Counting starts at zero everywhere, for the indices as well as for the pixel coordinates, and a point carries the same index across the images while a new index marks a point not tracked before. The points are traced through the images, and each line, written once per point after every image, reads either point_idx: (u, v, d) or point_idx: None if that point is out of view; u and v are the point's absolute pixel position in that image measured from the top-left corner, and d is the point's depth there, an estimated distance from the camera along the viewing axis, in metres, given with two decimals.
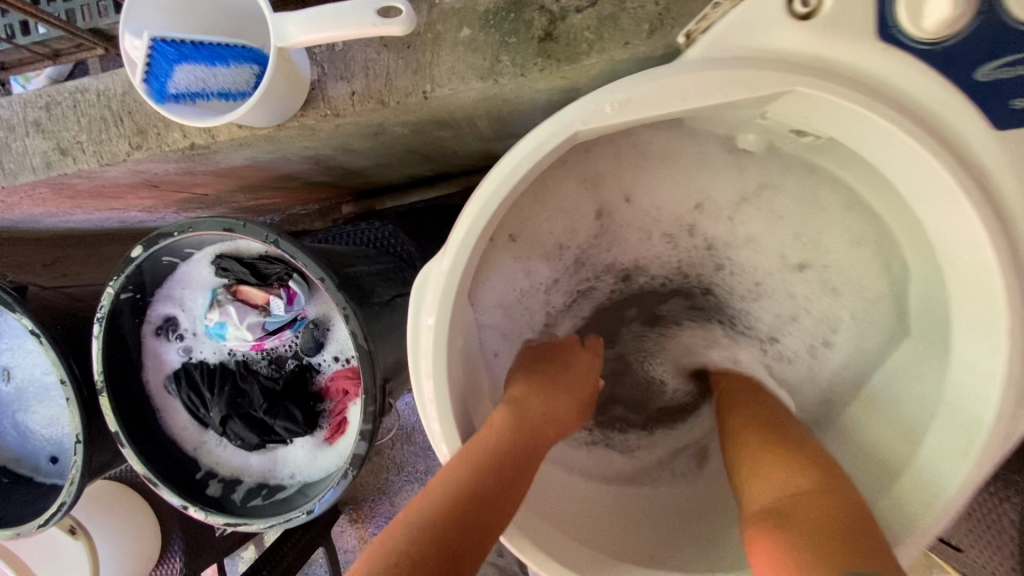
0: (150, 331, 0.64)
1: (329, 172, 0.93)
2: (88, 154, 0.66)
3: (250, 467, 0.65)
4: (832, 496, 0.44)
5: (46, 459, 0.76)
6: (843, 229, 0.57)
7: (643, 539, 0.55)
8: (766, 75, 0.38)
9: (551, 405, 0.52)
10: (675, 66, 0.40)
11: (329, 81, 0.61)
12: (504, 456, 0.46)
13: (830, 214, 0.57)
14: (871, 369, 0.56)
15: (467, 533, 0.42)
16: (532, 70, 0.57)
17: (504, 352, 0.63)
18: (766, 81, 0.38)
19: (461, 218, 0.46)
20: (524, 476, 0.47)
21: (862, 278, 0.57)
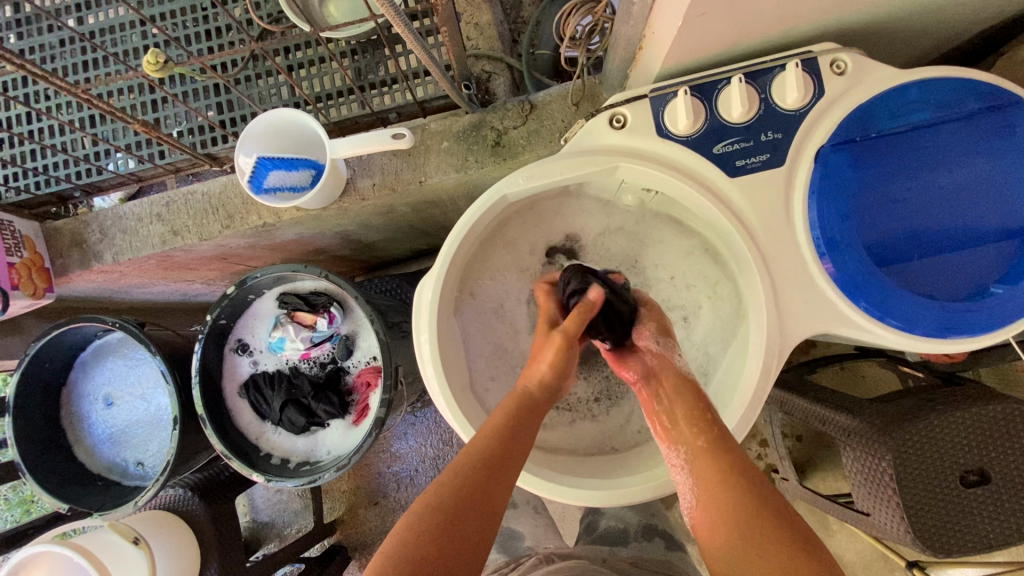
0: (228, 352, 0.90)
1: (350, 247, 1.24)
2: (192, 234, 0.97)
3: (297, 449, 0.89)
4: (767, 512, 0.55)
5: (133, 465, 1.00)
6: (693, 247, 0.88)
7: (593, 469, 0.83)
8: (604, 157, 0.71)
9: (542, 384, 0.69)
10: (558, 155, 0.72)
11: (359, 178, 0.93)
12: (497, 440, 0.64)
13: (684, 238, 0.89)
14: (728, 340, 0.84)
15: (480, 485, 0.60)
16: (488, 164, 0.91)
17: (485, 349, 0.88)
18: (602, 160, 0.71)
19: (444, 247, 0.77)
20: (514, 448, 0.64)
21: (708, 278, 0.87)
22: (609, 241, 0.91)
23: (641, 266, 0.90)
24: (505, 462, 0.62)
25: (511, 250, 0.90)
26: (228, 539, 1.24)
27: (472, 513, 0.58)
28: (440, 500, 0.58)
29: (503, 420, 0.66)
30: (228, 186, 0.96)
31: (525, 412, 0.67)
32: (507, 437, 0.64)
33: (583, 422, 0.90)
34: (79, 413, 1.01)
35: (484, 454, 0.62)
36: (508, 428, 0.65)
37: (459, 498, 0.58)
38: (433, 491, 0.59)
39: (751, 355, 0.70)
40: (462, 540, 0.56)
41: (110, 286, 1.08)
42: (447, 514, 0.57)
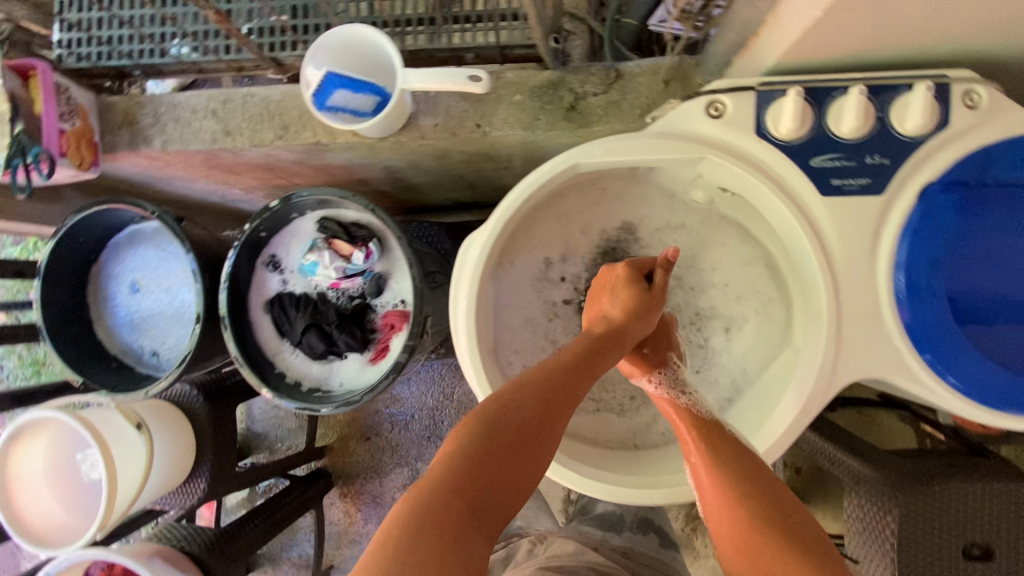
0: (259, 265, 0.89)
1: (393, 184, 1.22)
2: (243, 137, 0.94)
3: (310, 374, 0.88)
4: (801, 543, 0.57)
5: (148, 354, 1.00)
6: (749, 257, 0.85)
7: (605, 461, 0.81)
8: (693, 145, 0.66)
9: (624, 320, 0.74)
10: (643, 134, 0.67)
11: (422, 115, 0.90)
12: (571, 375, 0.66)
13: (742, 246, 0.85)
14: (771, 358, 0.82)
15: (549, 414, 0.62)
16: (560, 127, 0.87)
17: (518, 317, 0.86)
18: (690, 148, 0.66)
19: (499, 205, 0.73)
20: (584, 384, 0.67)
21: (757, 287, 0.84)
22: (665, 240, 0.88)
23: (697, 267, 0.87)
24: (571, 397, 0.65)
25: (560, 226, 0.87)
26: (224, 443, 1.28)
27: (539, 442, 0.61)
28: (512, 416, 0.60)
29: (578, 355, 0.69)
30: (289, 95, 0.93)
31: (599, 349, 0.71)
32: (580, 373, 0.67)
33: (607, 414, 0.89)
34: (106, 291, 1.01)
35: (557, 385, 0.65)
36: (582, 368, 0.68)
37: (528, 421, 0.61)
38: (500, 408, 0.61)
39: (796, 385, 0.66)
40: (524, 461, 0.58)
41: (153, 173, 1.07)
42: (520, 431, 0.59)
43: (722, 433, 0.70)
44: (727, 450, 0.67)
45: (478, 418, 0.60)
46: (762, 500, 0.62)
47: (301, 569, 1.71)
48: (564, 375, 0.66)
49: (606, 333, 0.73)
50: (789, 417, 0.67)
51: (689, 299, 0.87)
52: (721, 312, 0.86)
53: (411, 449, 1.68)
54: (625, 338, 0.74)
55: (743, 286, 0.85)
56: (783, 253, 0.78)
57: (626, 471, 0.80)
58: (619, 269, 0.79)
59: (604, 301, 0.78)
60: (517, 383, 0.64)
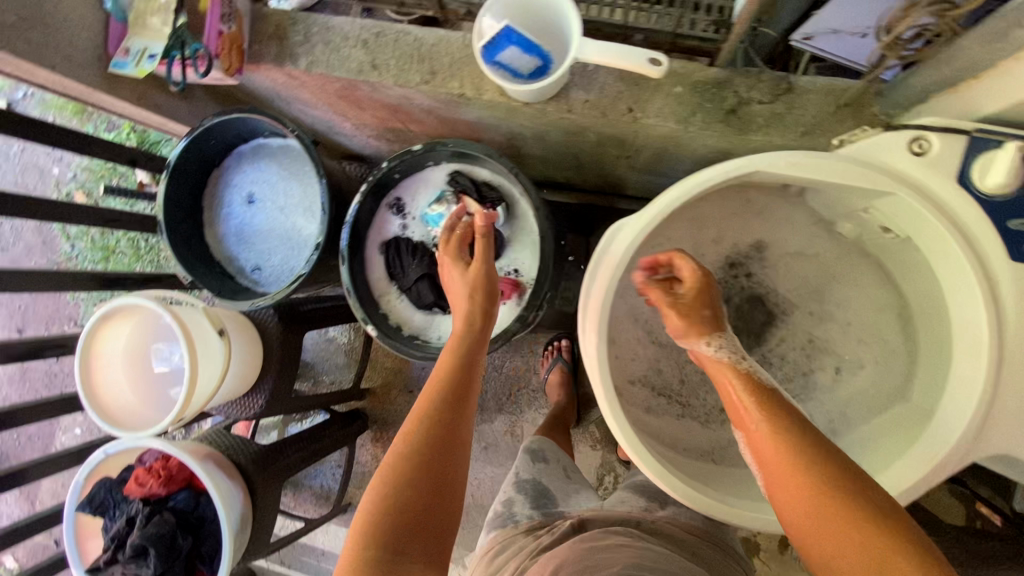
0: (382, 206, 0.89)
1: (505, 149, 1.20)
2: (388, 74, 0.93)
3: (411, 321, 0.88)
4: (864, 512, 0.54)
5: (250, 268, 1.01)
6: (881, 302, 0.83)
7: (689, 469, 0.80)
8: (885, 180, 0.64)
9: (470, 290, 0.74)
10: (832, 158, 0.66)
11: (574, 88, 0.88)
12: (459, 372, 0.68)
13: (878, 291, 0.83)
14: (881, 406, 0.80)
15: (453, 416, 0.64)
16: (715, 129, 0.84)
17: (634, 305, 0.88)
18: (881, 182, 0.65)
19: (666, 194, 0.72)
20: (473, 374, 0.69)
21: (884, 334, 0.82)
22: (791, 265, 0.87)
23: (819, 299, 0.86)
24: (468, 389, 0.67)
25: (692, 228, 0.88)
26: (287, 367, 1.30)
27: (448, 450, 0.61)
28: (424, 434, 0.61)
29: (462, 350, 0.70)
30: (443, 41, 0.92)
31: (476, 335, 0.71)
32: (467, 365, 0.69)
33: (691, 421, 0.89)
34: (221, 198, 1.02)
35: (450, 385, 0.66)
36: (467, 360, 0.69)
37: (437, 432, 0.62)
38: (403, 439, 0.61)
39: (931, 443, 0.65)
40: (447, 469, 0.60)
41: (282, 90, 1.07)
42: (431, 445, 0.61)
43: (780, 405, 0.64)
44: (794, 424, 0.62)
45: (394, 454, 0.60)
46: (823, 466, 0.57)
47: (320, 500, 1.77)
48: (443, 377, 0.67)
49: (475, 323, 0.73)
50: (909, 473, 0.66)
51: (806, 324, 0.86)
52: (837, 353, 0.85)
53: None
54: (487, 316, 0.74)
55: (868, 331, 0.83)
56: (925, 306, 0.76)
57: (708, 481, 0.78)
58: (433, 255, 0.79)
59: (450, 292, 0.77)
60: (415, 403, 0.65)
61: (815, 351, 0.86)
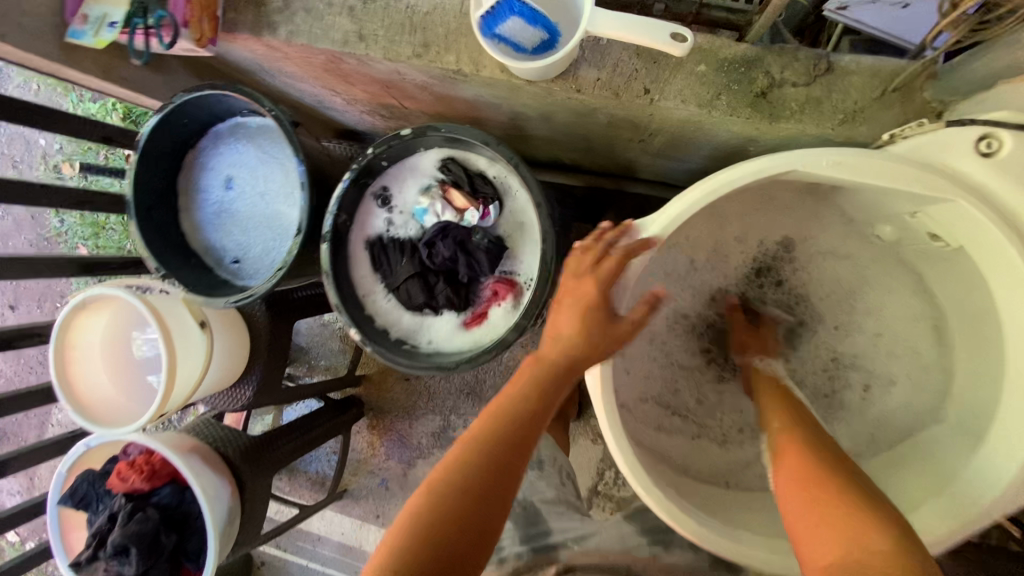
0: (367, 196, 0.81)
1: (508, 129, 1.11)
2: (376, 46, 0.84)
3: (400, 323, 0.81)
4: (877, 540, 0.52)
5: (229, 258, 0.94)
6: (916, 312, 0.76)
7: (700, 495, 0.76)
8: (943, 183, 0.56)
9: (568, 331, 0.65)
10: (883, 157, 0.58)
11: (583, 64, 0.78)
12: (524, 412, 0.62)
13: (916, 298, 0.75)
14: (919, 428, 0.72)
15: (507, 458, 0.60)
16: (742, 115, 0.74)
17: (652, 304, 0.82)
18: (940, 185, 0.56)
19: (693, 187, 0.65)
20: (540, 418, 0.63)
21: (922, 348, 0.75)
22: (819, 270, 0.81)
23: (853, 310, 0.79)
24: (529, 435, 0.62)
25: (711, 224, 0.83)
26: (276, 357, 1.24)
27: (494, 494, 0.58)
28: (475, 471, 0.58)
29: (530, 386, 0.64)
30: (438, 9, 0.82)
31: (551, 373, 0.65)
32: (534, 404, 0.63)
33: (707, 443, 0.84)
34: (198, 182, 0.94)
35: (512, 422, 0.62)
36: (538, 400, 0.64)
37: (487, 471, 0.58)
38: (452, 468, 0.58)
39: (970, 483, 0.60)
40: (489, 514, 0.57)
41: (264, 63, 0.98)
42: (480, 485, 0.58)
43: (817, 434, 0.65)
44: (824, 455, 0.62)
45: (438, 481, 0.58)
46: (849, 493, 0.57)
47: (316, 485, 1.75)
48: (508, 413, 0.62)
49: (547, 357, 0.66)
50: (949, 510, 0.60)
51: (831, 339, 0.81)
52: (865, 369, 0.78)
53: (447, 399, 1.64)
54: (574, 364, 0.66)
55: (905, 344, 0.76)
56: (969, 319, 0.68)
57: (725, 508, 0.74)
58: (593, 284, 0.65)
59: (562, 316, 0.67)
60: (472, 430, 0.62)
61: (840, 366, 0.80)
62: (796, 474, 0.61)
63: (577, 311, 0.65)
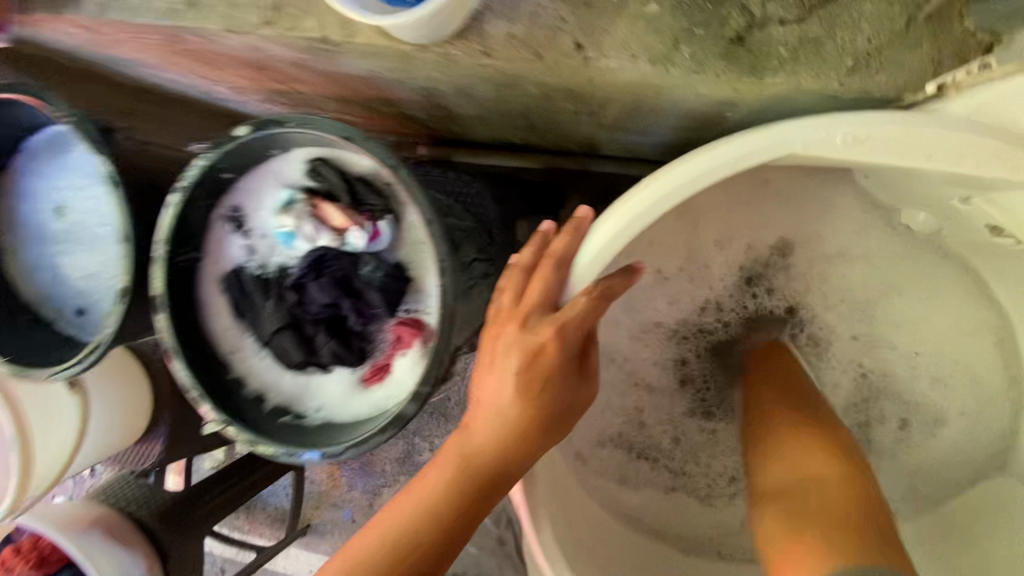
0: (217, 220, 0.61)
1: (430, 110, 0.89)
2: (213, 14, 0.62)
3: (279, 386, 0.62)
4: (850, 493, 0.57)
5: (74, 309, 0.72)
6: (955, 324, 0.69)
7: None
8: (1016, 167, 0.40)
9: (504, 401, 0.44)
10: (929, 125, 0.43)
11: (490, 17, 0.56)
12: (433, 521, 0.43)
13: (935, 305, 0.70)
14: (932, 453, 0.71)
15: None
16: (709, 70, 0.53)
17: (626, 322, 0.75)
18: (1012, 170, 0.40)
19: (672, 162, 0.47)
20: (462, 524, 0.44)
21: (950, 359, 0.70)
22: (821, 270, 0.74)
23: (875, 316, 0.73)
24: (441, 550, 0.43)
25: (684, 226, 0.73)
26: None
27: None
28: None
29: (449, 479, 0.44)
30: None
31: (482, 457, 0.44)
32: (452, 504, 0.44)
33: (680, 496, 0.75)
34: (16, 213, 0.72)
35: (413, 536, 0.43)
36: (462, 498, 0.44)
37: None
38: None
39: None
40: None
41: (96, 48, 0.76)
42: None
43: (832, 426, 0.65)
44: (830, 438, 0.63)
45: None
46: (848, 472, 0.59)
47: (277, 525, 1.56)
48: (411, 519, 0.43)
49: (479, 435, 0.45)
50: None
51: (856, 353, 0.74)
52: (899, 395, 0.73)
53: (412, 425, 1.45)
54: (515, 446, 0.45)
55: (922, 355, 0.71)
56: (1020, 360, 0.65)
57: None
58: (543, 340, 0.44)
59: (495, 374, 0.45)
60: (357, 542, 0.44)
61: (871, 386, 0.74)
62: (801, 448, 0.61)
63: (515, 378, 0.44)
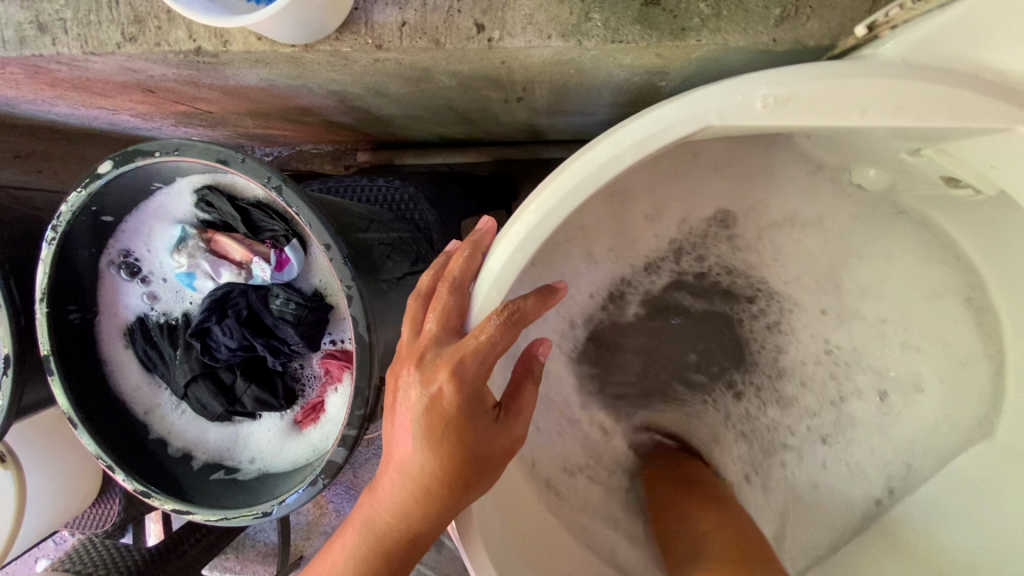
0: (106, 271, 0.54)
1: (352, 113, 0.82)
2: (71, 37, 0.55)
3: (206, 442, 0.55)
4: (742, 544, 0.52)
5: None
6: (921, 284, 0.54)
7: None
8: (981, 102, 0.29)
9: (412, 459, 0.36)
10: (864, 65, 0.30)
11: (376, 4, 0.50)
12: None
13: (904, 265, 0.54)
14: None
15: None
16: (625, 37, 0.48)
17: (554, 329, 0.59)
18: (977, 110, 0.29)
19: (592, 144, 0.33)
20: None
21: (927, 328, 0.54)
22: (783, 241, 0.59)
23: (851, 285, 0.57)
24: None
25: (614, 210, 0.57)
26: None
27: None
28: None
29: (365, 545, 0.38)
30: None
31: (397, 523, 0.37)
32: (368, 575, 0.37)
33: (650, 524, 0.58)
34: None
35: None
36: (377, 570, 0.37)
37: None
38: None
39: None
40: None
41: None
42: None
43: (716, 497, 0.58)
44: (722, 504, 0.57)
45: None
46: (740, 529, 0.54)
47: None
48: None
49: (391, 497, 0.37)
50: None
51: (827, 327, 0.59)
52: (875, 366, 0.56)
53: None
54: (432, 514, 0.36)
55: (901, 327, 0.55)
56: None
57: None
58: (439, 388, 0.34)
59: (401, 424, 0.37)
60: None
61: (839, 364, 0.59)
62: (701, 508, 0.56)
63: (414, 430, 0.36)
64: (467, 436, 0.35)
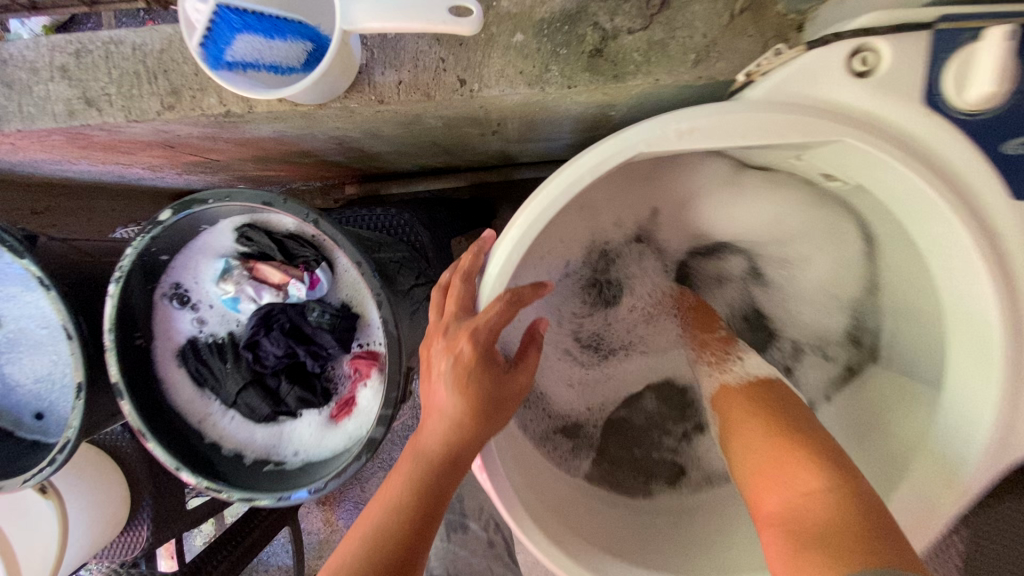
0: (160, 302, 0.63)
1: (346, 152, 0.93)
2: (115, 108, 0.64)
3: (254, 442, 0.64)
4: (849, 496, 0.42)
5: (30, 415, 0.74)
6: None
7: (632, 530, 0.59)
8: (823, 125, 0.42)
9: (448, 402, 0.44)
10: (744, 103, 0.43)
11: (377, 68, 0.62)
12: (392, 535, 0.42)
13: None
14: None
15: None
16: (580, 83, 0.60)
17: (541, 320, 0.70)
18: (820, 129, 0.42)
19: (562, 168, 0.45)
20: (424, 534, 0.43)
21: None
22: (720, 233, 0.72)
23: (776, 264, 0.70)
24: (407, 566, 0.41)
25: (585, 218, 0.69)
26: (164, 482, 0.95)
27: None
28: None
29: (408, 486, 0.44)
30: (175, 43, 0.63)
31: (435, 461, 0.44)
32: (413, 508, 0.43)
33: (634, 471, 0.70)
34: None
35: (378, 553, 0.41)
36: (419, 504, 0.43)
37: None
38: None
39: (932, 457, 0.48)
40: None
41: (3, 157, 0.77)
42: None
43: (823, 450, 0.46)
44: (831, 459, 0.45)
45: None
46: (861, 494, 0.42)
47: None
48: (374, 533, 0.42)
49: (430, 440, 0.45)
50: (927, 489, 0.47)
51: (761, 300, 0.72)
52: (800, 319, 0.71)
53: None
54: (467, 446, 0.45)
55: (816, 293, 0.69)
56: (892, 288, 0.58)
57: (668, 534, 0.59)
58: (465, 346, 0.45)
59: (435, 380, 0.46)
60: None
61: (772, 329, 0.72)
62: (798, 471, 0.44)
63: (449, 380, 0.45)
64: (488, 380, 0.45)
